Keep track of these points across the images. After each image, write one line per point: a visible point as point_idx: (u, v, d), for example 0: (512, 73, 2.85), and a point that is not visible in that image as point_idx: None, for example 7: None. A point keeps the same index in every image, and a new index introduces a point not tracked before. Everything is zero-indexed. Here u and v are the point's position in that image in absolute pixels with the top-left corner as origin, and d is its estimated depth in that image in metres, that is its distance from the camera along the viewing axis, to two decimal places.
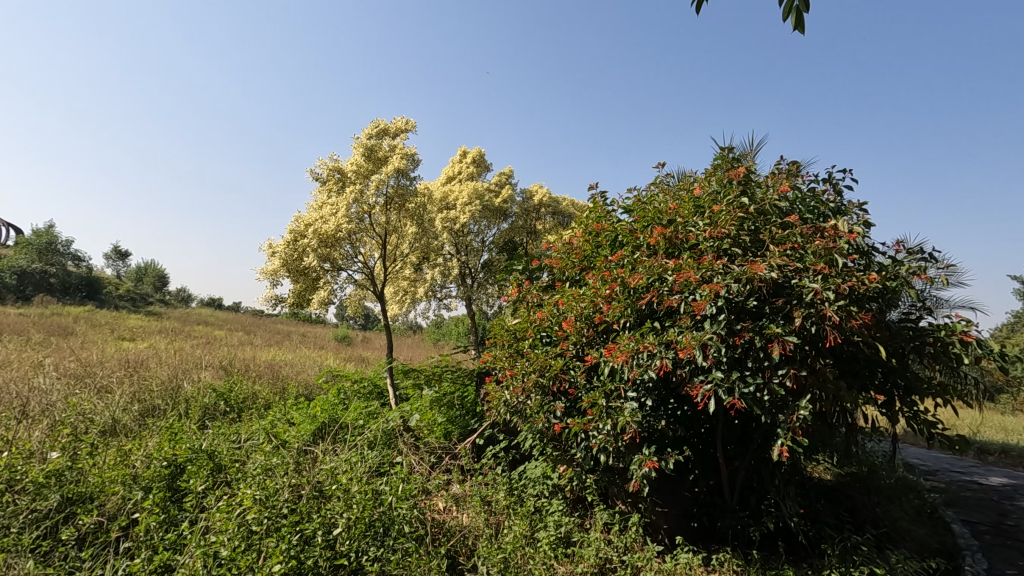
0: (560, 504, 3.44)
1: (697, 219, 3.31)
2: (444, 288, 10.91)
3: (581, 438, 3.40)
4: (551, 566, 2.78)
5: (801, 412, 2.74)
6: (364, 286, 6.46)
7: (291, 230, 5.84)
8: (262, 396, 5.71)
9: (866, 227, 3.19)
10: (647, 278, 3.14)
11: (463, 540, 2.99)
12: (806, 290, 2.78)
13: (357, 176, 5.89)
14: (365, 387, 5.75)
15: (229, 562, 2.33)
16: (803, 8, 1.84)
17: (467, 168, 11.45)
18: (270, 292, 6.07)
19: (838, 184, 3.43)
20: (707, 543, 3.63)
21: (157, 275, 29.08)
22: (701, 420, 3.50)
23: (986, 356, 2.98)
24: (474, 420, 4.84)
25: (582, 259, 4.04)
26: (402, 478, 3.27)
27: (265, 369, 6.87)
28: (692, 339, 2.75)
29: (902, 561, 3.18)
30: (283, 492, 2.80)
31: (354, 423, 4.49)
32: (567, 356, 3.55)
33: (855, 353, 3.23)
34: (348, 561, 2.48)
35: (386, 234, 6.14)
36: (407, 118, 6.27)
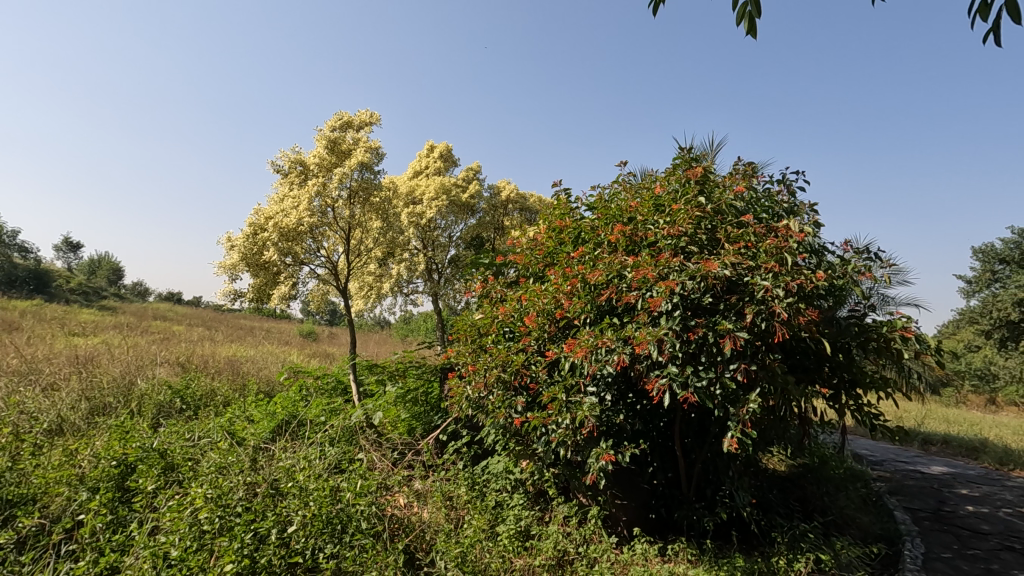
0: (521, 499, 3.46)
1: (656, 218, 3.39)
2: (411, 283, 10.83)
3: (541, 432, 3.43)
4: (508, 560, 2.80)
5: (751, 405, 2.83)
6: (327, 281, 6.35)
7: (251, 223, 5.71)
8: (221, 393, 5.57)
9: (816, 227, 3.31)
10: (607, 274, 3.20)
11: (422, 535, 2.99)
12: (757, 287, 2.86)
13: (320, 169, 5.80)
14: (327, 384, 5.68)
15: (179, 562, 2.28)
16: (756, 14, 1.89)
17: (434, 163, 11.38)
18: (229, 287, 5.92)
19: (791, 185, 3.56)
20: (664, 534, 3.71)
21: (111, 268, 28.04)
22: (659, 414, 3.58)
23: (925, 351, 3.14)
24: (438, 417, 4.83)
25: (545, 255, 4.07)
26: (362, 474, 3.24)
27: (225, 366, 6.69)
28: (648, 335, 2.82)
29: (846, 546, 3.31)
30: (237, 491, 2.75)
31: (315, 420, 4.43)
32: (529, 352, 3.58)
33: (805, 349, 3.35)
34: (303, 559, 2.45)
35: (350, 228, 6.07)
36: (372, 111, 6.19)
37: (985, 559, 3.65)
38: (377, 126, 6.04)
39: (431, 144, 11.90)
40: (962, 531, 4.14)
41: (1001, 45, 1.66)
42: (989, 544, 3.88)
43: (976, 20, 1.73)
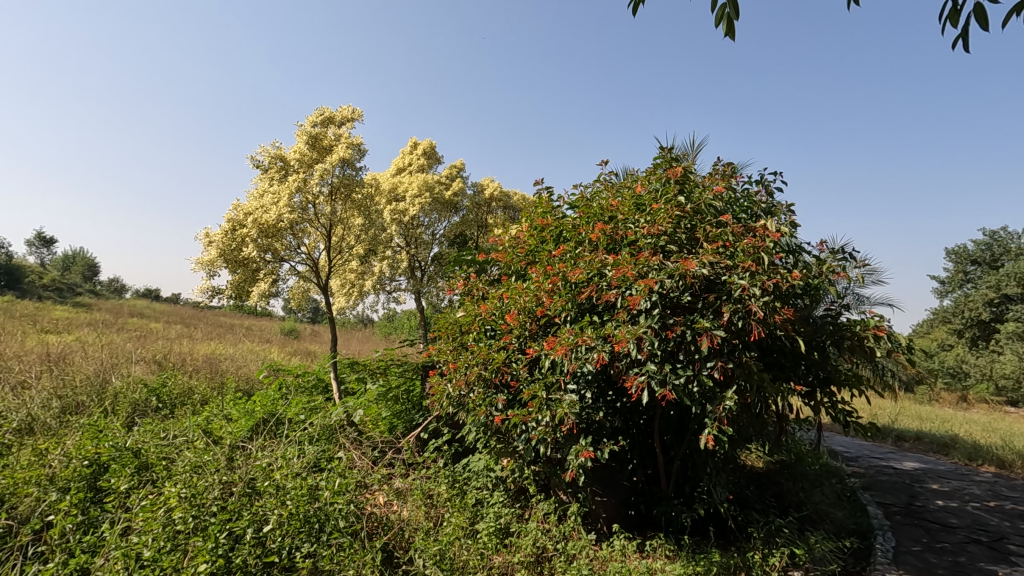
0: (500, 496, 3.46)
1: (637, 216, 3.42)
2: (394, 281, 10.77)
3: (521, 430, 3.43)
4: (486, 557, 2.80)
5: (727, 402, 2.87)
6: (307, 278, 6.28)
7: (229, 219, 5.60)
8: (198, 391, 5.48)
9: (793, 227, 3.36)
10: (587, 273, 3.22)
11: (401, 533, 2.98)
12: (734, 286, 2.90)
13: (301, 164, 5.73)
14: (308, 382, 5.63)
15: (151, 563, 2.24)
16: (733, 16, 1.92)
17: (417, 160, 11.31)
18: (207, 283, 5.83)
19: (769, 186, 3.61)
20: (643, 531, 3.74)
21: (87, 264, 27.44)
22: (639, 411, 3.61)
23: (897, 349, 3.20)
24: (419, 415, 4.81)
25: (527, 253, 4.07)
26: (340, 473, 3.22)
27: (203, 364, 6.59)
28: (627, 333, 2.84)
29: (820, 541, 3.37)
30: (212, 490, 2.71)
31: (294, 418, 4.38)
32: (510, 350, 3.59)
33: (780, 347, 3.41)
34: (279, 558, 2.42)
35: (332, 225, 6.02)
36: (354, 107, 6.14)
37: (953, 552, 3.74)
38: (359, 122, 5.99)
39: (415, 141, 11.84)
40: (932, 525, 4.25)
41: (968, 52, 1.71)
42: (957, 537, 3.98)
43: (944, 27, 1.78)
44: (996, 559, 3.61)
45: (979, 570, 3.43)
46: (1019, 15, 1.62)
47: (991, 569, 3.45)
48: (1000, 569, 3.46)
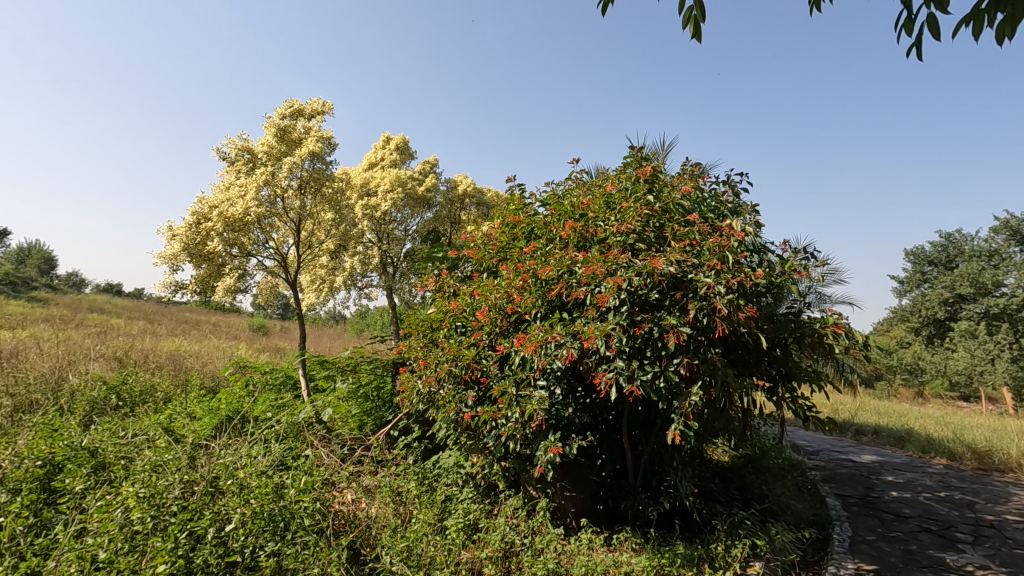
0: (470, 492, 3.47)
1: (607, 215, 3.46)
2: (366, 277, 10.65)
3: (491, 427, 3.44)
4: (453, 552, 2.80)
5: (692, 398, 2.93)
6: (276, 273, 6.17)
7: (193, 212, 5.45)
8: (161, 389, 5.33)
9: (758, 227, 3.44)
10: (557, 270, 3.25)
11: (368, 530, 2.96)
12: (700, 284, 2.96)
13: (269, 157, 5.62)
14: (276, 378, 5.53)
15: (108, 565, 2.18)
16: (700, 18, 1.95)
17: (390, 155, 11.21)
18: (170, 278, 5.68)
19: (735, 186, 3.68)
20: (611, 524, 3.80)
21: (43, 257, 26.40)
22: (608, 407, 3.67)
23: (854, 346, 3.32)
24: (389, 412, 4.77)
25: (499, 250, 4.07)
26: (307, 471, 3.18)
27: (166, 360, 6.42)
28: (596, 330, 2.88)
29: (780, 532, 3.47)
30: (173, 489, 2.65)
31: (261, 416, 4.31)
32: (480, 346, 3.60)
33: (744, 344, 3.51)
34: (241, 558, 2.37)
35: (301, 220, 5.91)
36: (324, 99, 6.04)
37: (904, 540, 3.91)
38: (329, 115, 5.90)
39: (388, 136, 11.72)
40: (886, 515, 4.42)
41: (922, 60, 1.78)
42: (909, 526, 4.16)
43: (900, 35, 1.84)
44: (944, 547, 3.78)
45: (929, 557, 3.59)
46: (968, 26, 1.69)
47: (940, 556, 3.61)
48: (948, 556, 3.62)
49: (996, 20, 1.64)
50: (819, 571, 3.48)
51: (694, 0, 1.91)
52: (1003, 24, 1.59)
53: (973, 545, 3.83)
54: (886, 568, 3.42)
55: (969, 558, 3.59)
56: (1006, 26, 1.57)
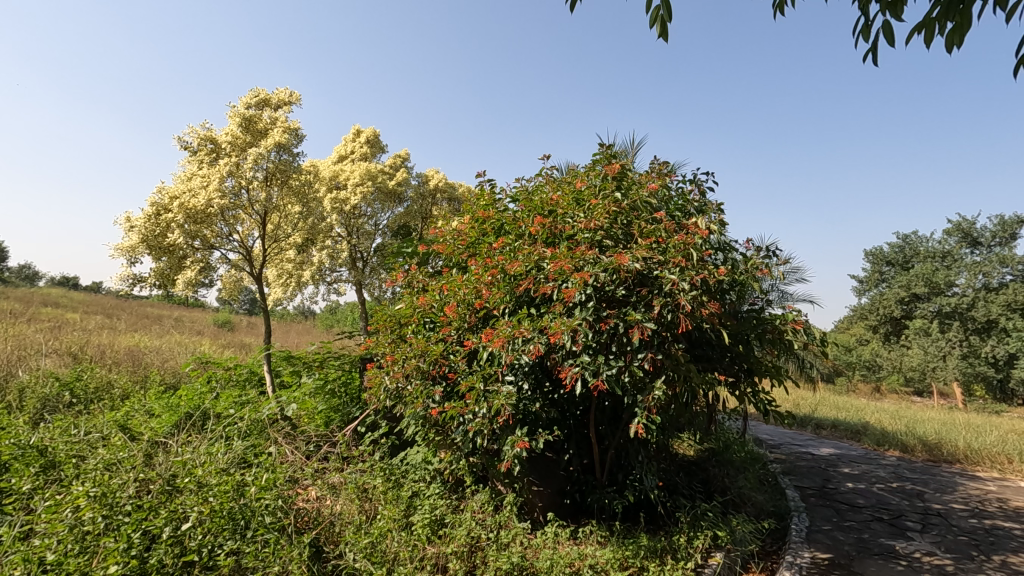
0: (437, 488, 3.45)
1: (575, 212, 3.49)
2: (335, 271, 10.50)
3: (458, 422, 3.44)
4: (416, 547, 2.78)
5: (656, 392, 2.98)
6: (240, 266, 6.03)
7: (152, 202, 5.26)
8: (119, 385, 5.16)
9: (722, 226, 3.51)
10: (525, 266, 3.26)
11: (332, 527, 2.91)
12: (665, 281, 3.00)
13: (233, 148, 5.47)
14: (240, 374, 5.41)
15: (56, 567, 2.09)
16: (667, 17, 1.98)
17: (360, 148, 11.06)
18: (128, 271, 5.49)
19: (702, 185, 3.75)
20: (577, 518, 3.85)
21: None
22: (575, 402, 3.69)
23: (812, 342, 3.44)
24: (357, 408, 4.72)
25: (468, 245, 4.06)
26: (270, 468, 3.12)
27: (124, 356, 6.21)
28: (562, 325, 2.90)
29: (741, 523, 3.56)
30: (127, 488, 2.56)
31: (223, 413, 4.21)
32: (448, 342, 3.58)
33: (707, 340, 3.58)
34: (199, 557, 2.30)
35: (267, 212, 5.79)
36: (291, 90, 5.91)
37: (857, 529, 4.06)
38: (296, 105, 5.78)
39: (358, 129, 11.56)
40: (841, 505, 4.59)
41: (877, 66, 1.84)
42: (863, 516, 4.32)
43: (857, 41, 1.90)
44: (895, 535, 3.94)
45: (880, 545, 3.74)
46: (921, 34, 1.76)
47: (890, 544, 3.76)
48: (897, 544, 3.78)
49: (946, 30, 1.70)
50: (777, 560, 3.59)
51: (661, 0, 1.93)
52: (952, 33, 1.66)
53: (921, 532, 4.00)
54: (839, 556, 3.55)
55: (917, 545, 3.75)
56: (955, 35, 1.64)
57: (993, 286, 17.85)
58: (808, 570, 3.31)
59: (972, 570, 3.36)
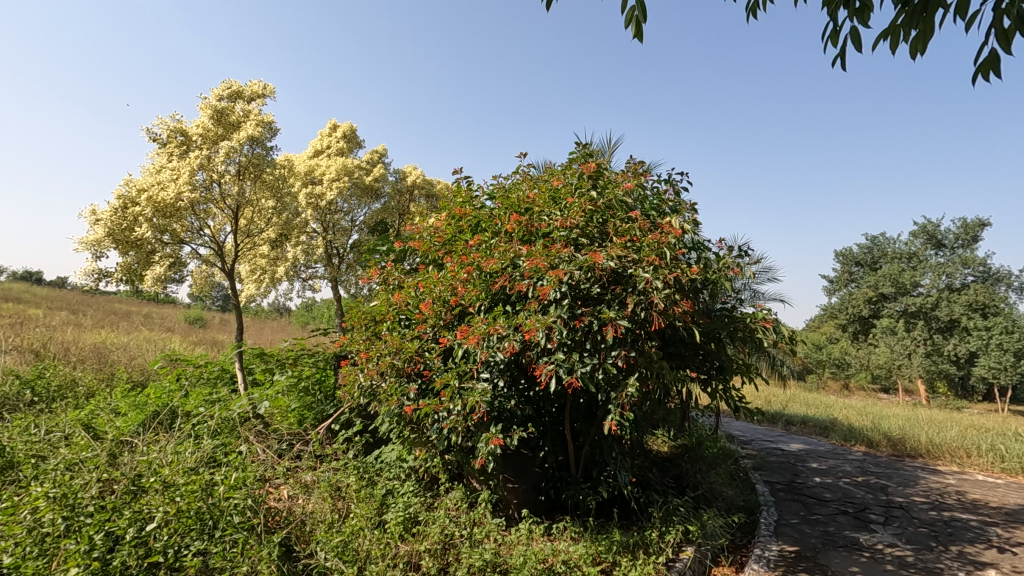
0: (411, 486, 3.44)
1: (552, 210, 3.51)
2: (310, 268, 10.38)
3: (433, 420, 3.42)
4: (389, 546, 2.77)
5: (629, 389, 3.02)
6: (211, 262, 5.91)
7: (120, 195, 5.11)
8: (83, 383, 5.01)
9: (696, 226, 3.56)
10: (501, 263, 3.27)
11: (303, 526, 2.88)
12: (639, 279, 3.03)
13: (204, 141, 5.35)
14: (211, 372, 5.31)
15: (12, 571, 2.02)
16: (642, 18, 1.99)
17: (337, 143, 10.92)
18: (93, 265, 5.33)
19: (676, 185, 3.80)
20: (552, 514, 3.87)
21: None
22: (550, 399, 3.71)
23: (781, 340, 3.52)
24: (331, 406, 4.67)
25: (444, 243, 4.04)
26: (240, 467, 3.07)
27: (89, 353, 6.03)
28: (537, 323, 2.91)
29: (711, 518, 3.63)
30: (89, 488, 2.49)
31: (193, 411, 4.12)
32: (423, 339, 3.57)
33: (680, 338, 3.63)
34: (164, 558, 2.26)
35: (240, 207, 5.68)
36: (264, 82, 5.80)
37: (824, 522, 4.17)
38: (270, 98, 5.67)
39: (334, 123, 11.42)
40: (808, 499, 4.71)
41: (845, 71, 1.88)
42: (829, 509, 4.44)
43: (826, 46, 1.94)
44: (859, 527, 4.05)
45: (845, 537, 3.84)
46: (886, 41, 1.80)
47: (854, 536, 3.87)
48: (861, 536, 3.89)
49: (910, 37, 1.75)
50: (746, 554, 3.67)
51: (636, 1, 1.94)
52: (916, 41, 1.70)
53: (884, 525, 4.13)
54: (806, 548, 3.64)
55: (879, 537, 3.87)
56: (919, 43, 1.68)
57: (956, 286, 18.48)
58: (776, 562, 3.39)
59: (931, 560, 3.48)
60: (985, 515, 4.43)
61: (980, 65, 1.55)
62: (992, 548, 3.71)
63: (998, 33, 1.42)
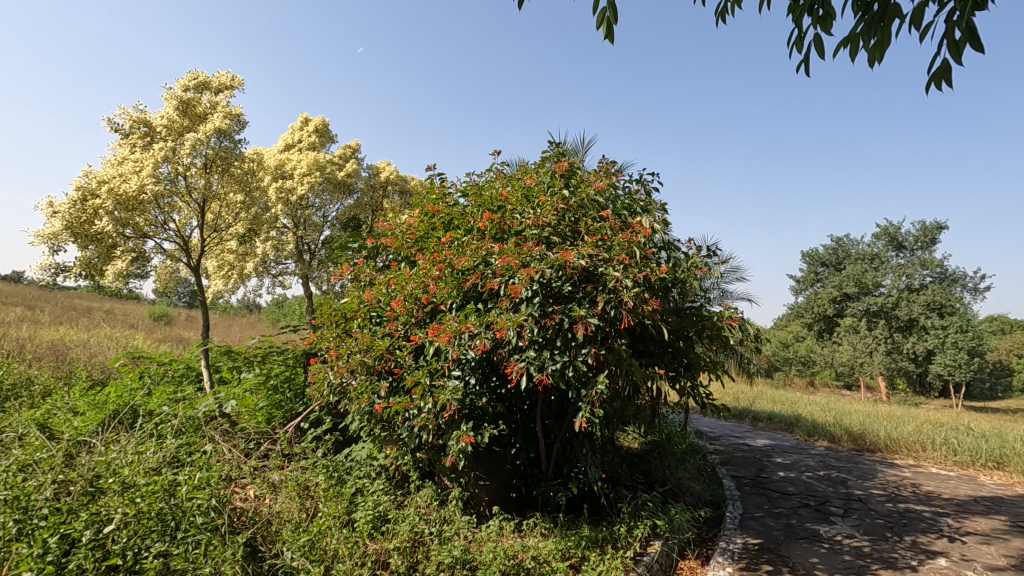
0: (381, 484, 3.42)
1: (524, 208, 3.52)
2: (280, 264, 10.20)
3: (404, 418, 3.40)
4: (357, 544, 2.75)
5: (599, 386, 3.05)
6: (177, 257, 5.76)
7: (79, 186, 4.93)
8: (39, 381, 4.83)
9: (666, 226, 3.61)
10: (472, 261, 3.27)
11: (268, 526, 2.83)
12: (609, 278, 3.06)
13: (168, 132, 5.20)
14: (176, 370, 5.18)
15: None
16: (612, 20, 2.01)
17: (309, 137, 10.74)
18: (49, 259, 5.13)
19: (648, 185, 3.86)
20: (523, 511, 3.89)
21: None
22: (522, 397, 3.73)
23: (747, 338, 3.61)
24: (300, 404, 4.60)
25: (417, 240, 4.02)
26: (204, 467, 3.00)
27: (46, 350, 5.81)
28: (508, 321, 2.93)
29: (679, 512, 3.69)
30: (44, 490, 2.40)
31: (156, 410, 4.02)
32: (395, 336, 3.55)
33: (650, 336, 3.69)
34: (123, 561, 2.20)
35: (206, 201, 5.54)
36: (233, 73, 5.67)
37: (786, 515, 4.29)
38: (238, 90, 5.55)
39: (306, 117, 11.23)
40: (772, 493, 4.84)
41: (808, 77, 1.93)
42: (792, 503, 4.57)
43: (791, 51, 1.99)
44: (820, 520, 4.19)
45: (805, 529, 3.97)
46: (846, 50, 1.86)
47: (815, 528, 4.00)
48: (822, 528, 4.02)
49: (870, 46, 1.81)
50: (711, 547, 3.75)
51: (607, 2, 1.96)
52: (874, 49, 1.76)
53: (843, 517, 4.27)
54: (768, 540, 3.74)
55: (838, 529, 4.01)
56: (877, 51, 1.74)
57: (915, 286, 19.18)
58: (739, 554, 3.47)
59: (886, 550, 3.62)
60: (937, 506, 4.63)
61: (933, 74, 1.61)
62: (943, 538, 3.88)
63: (949, 44, 1.48)
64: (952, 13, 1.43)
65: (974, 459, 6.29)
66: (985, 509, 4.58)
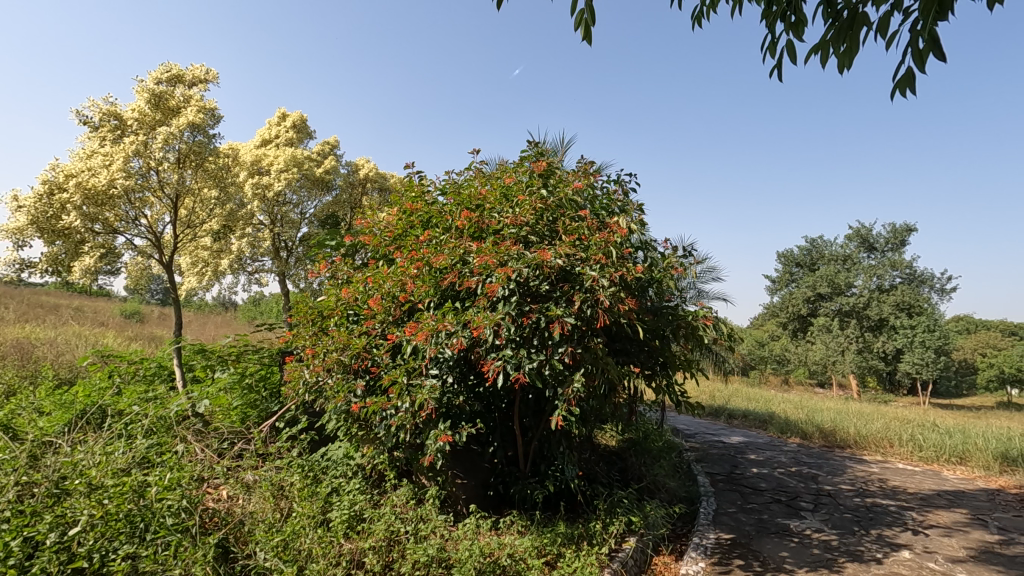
0: (357, 483, 3.40)
1: (502, 207, 3.53)
2: (256, 261, 10.05)
3: (380, 417, 3.39)
4: (332, 544, 2.73)
5: (575, 384, 3.08)
6: (148, 253, 5.63)
7: (45, 179, 4.79)
8: (3, 381, 4.69)
9: (642, 226, 3.65)
10: (450, 259, 3.27)
11: (241, 526, 2.79)
12: (586, 277, 3.09)
13: (140, 126, 5.09)
14: (147, 369, 5.07)
15: None
16: (590, 21, 2.03)
17: (286, 133, 10.60)
18: (13, 255, 4.98)
19: (625, 185, 3.89)
20: (500, 509, 3.90)
21: None
22: (499, 395, 3.74)
23: (720, 336, 3.67)
24: (275, 404, 4.55)
25: (395, 238, 4.00)
26: (175, 467, 2.96)
27: (10, 349, 5.64)
28: (485, 319, 2.94)
29: (653, 509, 3.74)
30: (7, 492, 2.33)
31: (126, 409, 3.93)
32: (372, 335, 3.53)
33: (626, 335, 3.73)
34: (89, 563, 2.15)
35: (179, 196, 5.43)
36: (207, 67, 5.56)
37: (758, 511, 4.38)
38: (213, 84, 5.45)
39: (284, 112, 11.07)
40: (745, 489, 4.93)
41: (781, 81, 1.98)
42: (764, 498, 4.67)
43: (764, 56, 2.04)
44: (790, 514, 4.28)
45: (776, 524, 4.06)
46: (817, 56, 1.91)
47: (786, 523, 4.09)
48: (792, 522, 4.12)
49: (839, 52, 1.86)
50: (685, 543, 3.81)
51: (585, 4, 1.97)
52: (843, 55, 1.81)
53: (812, 512, 4.37)
54: (741, 535, 3.82)
55: (808, 523, 4.11)
56: (846, 58, 1.79)
57: (886, 287, 19.68)
58: (712, 549, 3.54)
59: (853, 543, 3.72)
60: (903, 500, 4.77)
61: (898, 81, 1.66)
62: (907, 531, 4.00)
63: (913, 53, 1.53)
64: (915, 23, 1.48)
65: (938, 455, 6.49)
66: (948, 503, 4.74)
